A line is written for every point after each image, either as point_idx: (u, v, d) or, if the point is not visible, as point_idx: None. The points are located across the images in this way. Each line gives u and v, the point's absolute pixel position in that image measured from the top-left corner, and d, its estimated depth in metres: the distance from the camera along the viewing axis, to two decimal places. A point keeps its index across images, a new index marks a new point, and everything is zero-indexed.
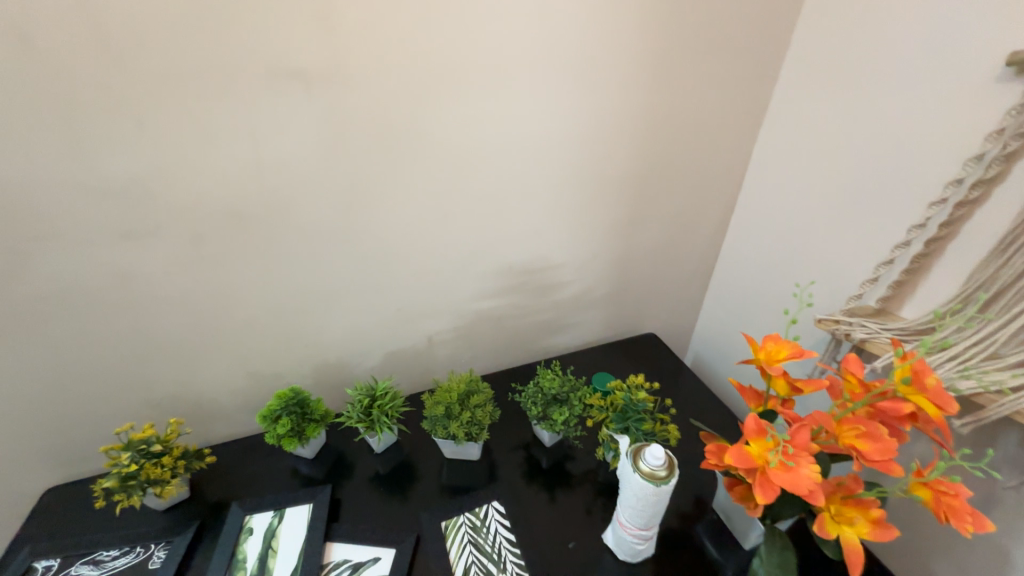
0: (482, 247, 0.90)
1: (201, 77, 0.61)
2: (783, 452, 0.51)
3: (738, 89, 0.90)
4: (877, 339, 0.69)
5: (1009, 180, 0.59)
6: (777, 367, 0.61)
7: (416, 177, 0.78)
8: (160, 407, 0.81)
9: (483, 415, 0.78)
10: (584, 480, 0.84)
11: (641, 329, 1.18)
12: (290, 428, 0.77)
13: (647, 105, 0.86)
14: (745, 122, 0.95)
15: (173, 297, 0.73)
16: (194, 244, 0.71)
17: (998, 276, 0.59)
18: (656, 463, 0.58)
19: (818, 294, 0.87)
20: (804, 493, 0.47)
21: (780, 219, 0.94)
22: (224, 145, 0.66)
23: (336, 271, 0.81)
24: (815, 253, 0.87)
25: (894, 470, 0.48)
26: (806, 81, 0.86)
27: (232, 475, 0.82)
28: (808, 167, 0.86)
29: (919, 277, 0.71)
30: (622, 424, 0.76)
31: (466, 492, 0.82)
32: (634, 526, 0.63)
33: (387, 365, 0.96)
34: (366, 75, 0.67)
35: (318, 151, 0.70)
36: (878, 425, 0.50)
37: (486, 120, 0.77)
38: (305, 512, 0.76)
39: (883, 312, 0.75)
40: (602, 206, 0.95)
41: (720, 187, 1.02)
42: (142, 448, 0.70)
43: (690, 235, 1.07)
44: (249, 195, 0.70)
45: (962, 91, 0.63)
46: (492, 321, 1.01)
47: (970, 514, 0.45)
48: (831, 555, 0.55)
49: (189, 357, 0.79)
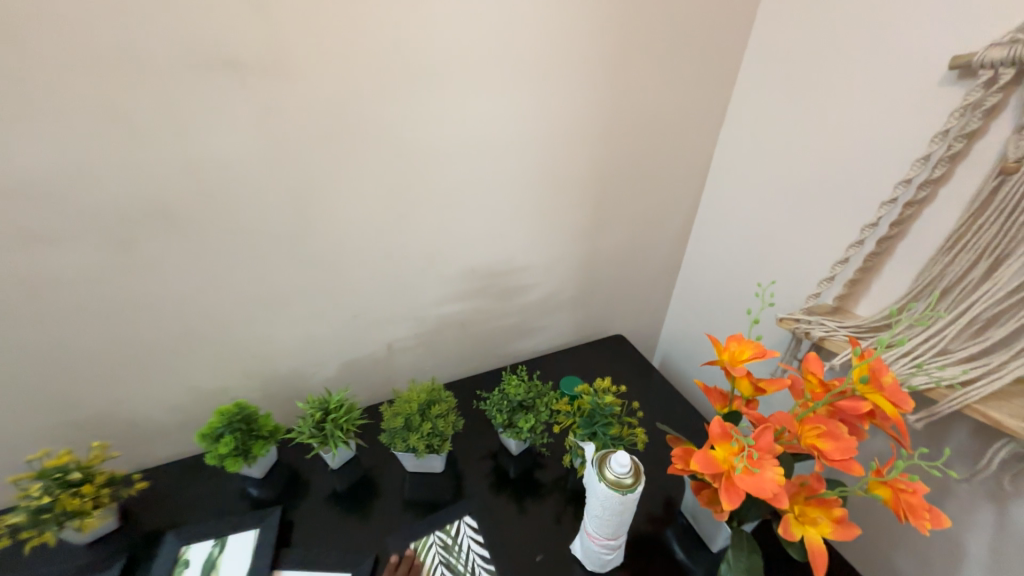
0: (444, 249, 0.87)
1: (120, 62, 0.55)
2: (747, 455, 0.50)
3: (698, 91, 0.91)
4: (834, 337, 0.70)
5: (953, 180, 0.62)
6: (741, 368, 0.61)
7: (372, 176, 0.74)
8: (82, 429, 0.72)
9: (446, 425, 0.75)
10: (552, 488, 0.82)
11: (609, 331, 1.17)
12: (234, 448, 0.71)
13: (610, 104, 0.85)
14: (705, 124, 0.96)
15: (95, 307, 0.66)
16: (119, 249, 0.64)
17: (946, 273, 0.61)
18: (622, 471, 0.56)
19: (779, 294, 0.88)
20: (769, 496, 0.46)
21: (741, 220, 0.95)
22: (152, 139, 0.60)
23: (285, 275, 0.76)
24: (774, 254, 0.88)
25: (853, 469, 0.48)
26: (762, 85, 0.87)
27: (169, 501, 0.75)
28: (766, 169, 0.88)
29: (872, 275, 0.73)
30: (589, 430, 0.74)
31: (429, 506, 0.78)
32: (601, 536, 0.61)
33: (345, 375, 0.91)
34: (313, 67, 0.63)
35: (262, 147, 0.65)
36: (838, 424, 0.50)
37: (446, 117, 0.74)
38: (250, 538, 0.70)
39: (839, 311, 0.77)
40: (567, 208, 0.94)
41: (682, 189, 1.03)
42: (58, 478, 0.63)
43: (655, 236, 1.07)
44: (183, 194, 0.64)
45: (907, 95, 0.65)
46: (457, 326, 0.97)
47: (927, 511, 0.45)
48: (796, 557, 0.55)
49: (117, 373, 0.71)
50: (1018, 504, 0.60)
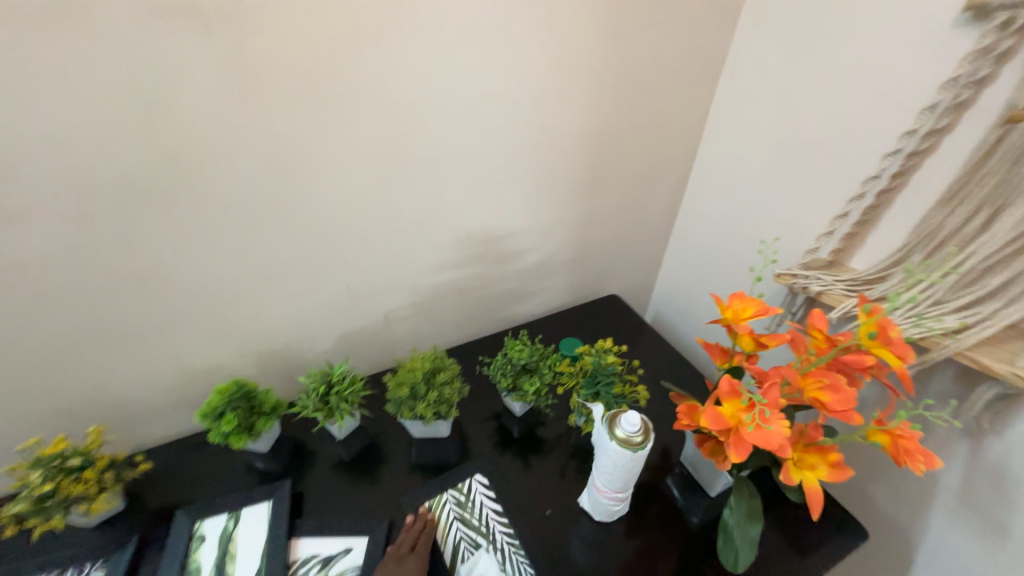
0: (438, 215, 0.84)
1: (64, 13, 0.48)
2: (755, 412, 0.51)
3: (697, 40, 0.86)
4: (831, 290, 0.71)
5: (957, 131, 0.61)
6: (744, 325, 0.62)
7: (359, 141, 0.70)
8: (73, 415, 0.70)
9: (451, 393, 0.74)
10: (556, 445, 0.84)
11: (604, 292, 1.18)
12: (237, 425, 0.70)
13: (607, 55, 0.80)
14: (703, 76, 0.92)
15: (71, 289, 0.62)
16: (87, 226, 0.59)
17: (945, 225, 0.61)
18: (632, 429, 0.57)
19: (782, 250, 0.88)
20: (775, 448, 0.48)
21: (738, 177, 0.94)
22: (111, 101, 0.54)
23: (273, 248, 0.73)
24: (771, 211, 0.88)
25: (853, 419, 0.50)
26: (763, 33, 0.83)
27: (176, 479, 0.74)
28: (765, 121, 0.86)
29: (869, 229, 0.74)
30: (593, 389, 0.75)
31: (438, 469, 0.79)
32: (610, 490, 0.63)
33: (343, 348, 0.89)
34: (286, 18, 0.57)
35: (237, 109, 0.60)
36: (840, 376, 0.51)
37: (434, 72, 0.69)
38: (263, 511, 0.70)
39: (835, 265, 0.78)
40: (562, 167, 0.91)
41: (678, 145, 1.00)
42: (57, 464, 0.61)
43: (650, 195, 1.05)
44: (153, 163, 0.59)
45: (916, 40, 0.63)
46: (454, 293, 0.96)
47: (922, 454, 0.48)
48: (795, 499, 0.58)
49: (103, 357, 0.68)
50: (993, 442, 0.64)
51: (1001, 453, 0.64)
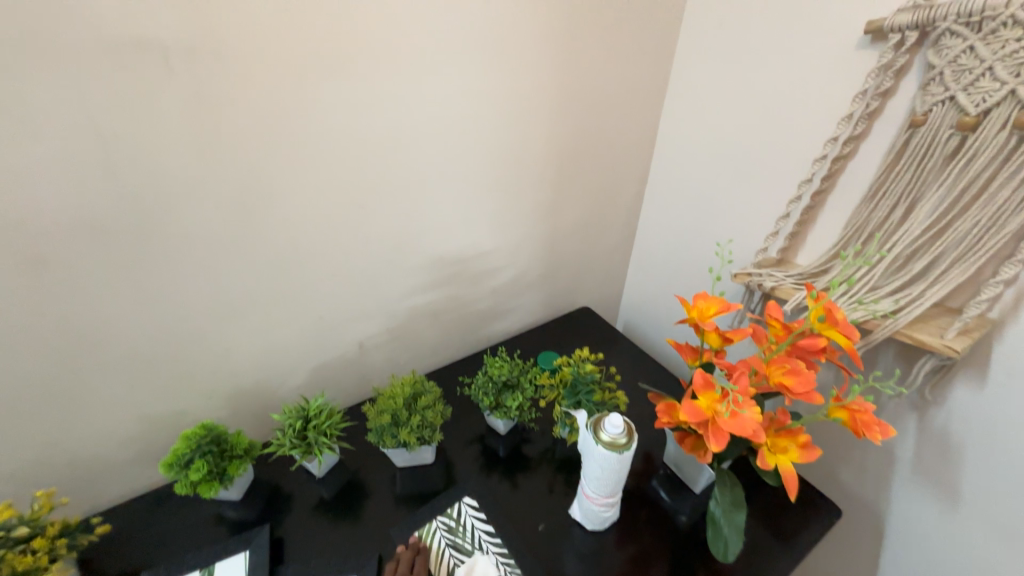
0: (409, 239, 0.85)
1: (12, 53, 0.47)
2: (728, 403, 0.54)
3: (641, 65, 0.94)
4: (783, 285, 0.77)
5: (871, 137, 0.69)
6: (709, 322, 0.66)
7: (326, 171, 0.71)
8: (16, 482, 0.63)
9: (434, 416, 0.73)
10: (542, 459, 0.85)
11: (575, 305, 1.21)
12: (207, 472, 0.66)
13: (560, 80, 0.86)
14: (649, 97, 0.99)
15: (16, 341, 0.57)
16: (34, 272, 0.55)
17: (871, 219, 0.69)
18: (616, 431, 0.59)
19: (735, 251, 0.94)
20: (750, 434, 0.51)
21: (689, 187, 1.01)
22: (61, 140, 0.52)
23: (240, 283, 0.71)
24: (722, 217, 0.95)
25: (815, 399, 0.54)
26: (697, 57, 0.92)
27: (138, 540, 0.68)
28: (708, 136, 0.93)
29: (808, 227, 0.81)
30: (574, 399, 0.76)
31: (426, 496, 0.77)
32: (600, 496, 0.64)
33: (317, 381, 0.87)
34: (248, 54, 0.58)
35: (200, 143, 0.60)
36: (799, 360, 0.56)
37: (398, 101, 0.72)
38: (240, 562, 0.66)
39: (784, 262, 0.85)
40: (526, 186, 0.94)
41: (632, 161, 1.07)
42: (1, 536, 0.55)
43: (611, 209, 1.11)
44: (107, 202, 0.57)
45: (827, 59, 0.71)
46: (428, 316, 0.95)
47: (878, 425, 0.52)
48: (773, 483, 0.61)
49: (51, 413, 0.63)
50: (936, 410, 0.71)
51: (945, 420, 0.70)
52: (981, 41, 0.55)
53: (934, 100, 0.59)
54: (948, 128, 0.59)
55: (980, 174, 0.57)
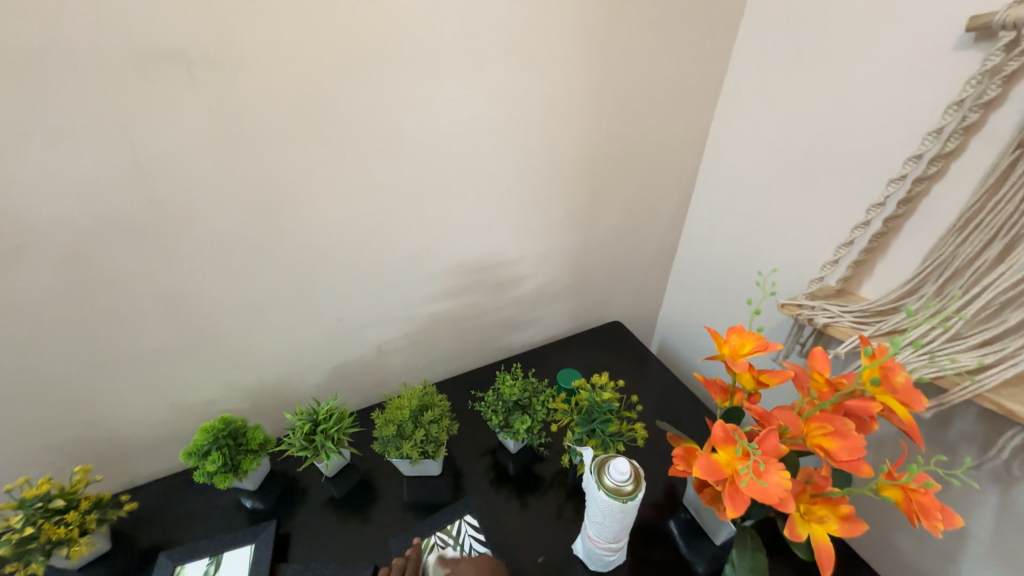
0: (430, 246, 0.83)
1: (53, 69, 0.50)
2: (751, 463, 0.47)
3: (691, 66, 0.85)
4: (838, 323, 0.67)
5: (966, 155, 0.57)
6: (743, 363, 0.58)
7: (348, 178, 0.70)
8: (64, 453, 0.70)
9: (439, 431, 0.72)
10: (553, 484, 0.81)
11: (605, 319, 1.15)
12: (222, 464, 0.69)
13: (599, 83, 0.80)
14: (699, 101, 0.90)
15: (61, 329, 0.62)
16: (76, 268, 0.60)
17: (958, 254, 0.57)
18: (622, 478, 0.54)
19: (781, 282, 0.85)
20: (775, 504, 0.44)
21: (739, 201, 0.91)
22: (97, 147, 0.55)
23: (262, 284, 0.73)
24: (775, 238, 0.85)
25: (863, 471, 0.46)
26: (758, 57, 0.82)
27: (163, 518, 0.74)
28: (765, 145, 0.83)
29: (877, 256, 0.70)
30: (587, 428, 0.71)
31: (428, 508, 0.76)
32: (602, 540, 0.59)
33: (336, 381, 0.88)
34: (271, 63, 0.58)
35: (224, 151, 0.61)
36: (846, 421, 0.47)
37: (421, 107, 0.69)
38: (245, 555, 0.68)
39: (843, 293, 0.73)
40: (557, 194, 0.89)
41: (677, 170, 0.98)
42: (41, 507, 0.61)
43: (650, 221, 1.03)
44: (139, 205, 0.60)
45: (915, 61, 0.60)
46: (448, 323, 0.94)
47: (939, 513, 0.43)
48: (803, 556, 0.53)
49: (93, 394, 0.68)
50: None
51: None
52: None
53: None
54: None
55: None
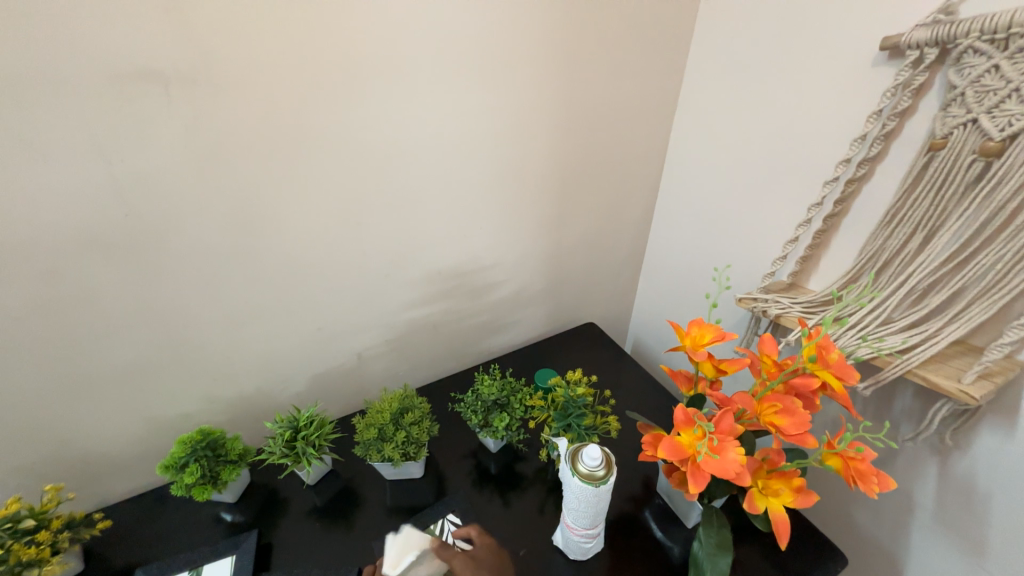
0: (407, 254, 0.85)
1: (24, 86, 0.50)
2: (709, 442, 0.51)
3: (649, 80, 0.91)
4: (789, 313, 0.72)
5: (888, 158, 0.64)
6: (702, 352, 0.63)
7: (323, 188, 0.72)
8: (32, 474, 0.68)
9: (420, 432, 0.74)
10: (534, 481, 0.83)
11: (580, 321, 1.19)
12: (200, 476, 0.69)
13: (564, 95, 0.84)
14: (658, 112, 0.97)
15: (29, 346, 0.61)
16: (46, 283, 0.59)
17: (887, 246, 0.64)
18: (594, 463, 0.57)
19: (734, 277, 0.92)
20: (732, 476, 0.48)
21: (699, 205, 0.97)
22: (71, 162, 0.55)
23: (239, 294, 0.73)
24: (733, 238, 0.91)
25: (809, 442, 0.51)
26: (709, 72, 0.89)
27: (139, 536, 0.72)
28: (719, 152, 0.90)
29: (821, 251, 0.76)
30: (563, 423, 0.75)
31: (412, 510, 0.78)
32: (580, 527, 0.62)
33: (315, 390, 0.89)
34: (246, 80, 0.60)
35: (201, 164, 0.62)
36: (793, 399, 0.52)
37: (395, 121, 0.72)
38: (226, 566, 0.68)
39: (794, 286, 0.80)
40: (528, 201, 0.93)
41: (641, 177, 1.04)
42: (9, 528, 0.59)
43: (618, 225, 1.08)
44: (113, 219, 0.60)
45: (841, 75, 0.67)
46: (427, 328, 0.96)
47: (874, 475, 0.48)
48: (762, 528, 0.57)
49: (63, 413, 0.67)
50: (959, 457, 0.64)
51: (968, 468, 0.64)
52: (1007, 60, 0.50)
53: (954, 122, 0.54)
54: (970, 153, 0.54)
55: (1005, 203, 0.52)
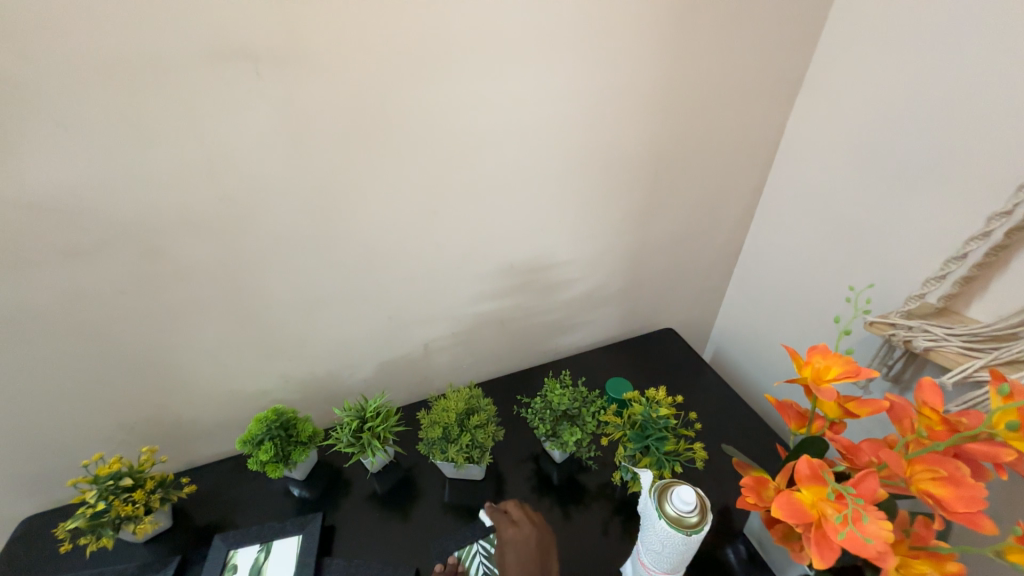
0: (480, 245, 0.81)
1: (132, 69, 0.51)
2: (843, 508, 0.41)
3: (771, 55, 0.77)
4: (944, 348, 0.59)
5: None
6: (828, 389, 0.52)
7: (402, 175, 0.69)
8: (135, 432, 0.74)
9: (485, 437, 0.71)
10: (599, 496, 0.77)
11: (658, 325, 1.09)
12: (273, 454, 0.70)
13: (671, 74, 0.74)
14: (778, 93, 0.82)
15: (134, 317, 0.65)
16: (147, 260, 0.62)
17: None
18: (685, 508, 0.49)
19: (876, 300, 0.76)
20: (871, 556, 0.38)
21: (819, 205, 0.83)
22: (169, 144, 0.56)
23: (315, 280, 0.73)
24: (865, 248, 0.76)
25: (984, 526, 0.39)
26: (854, 44, 0.73)
27: (220, 499, 0.77)
28: (855, 143, 0.74)
29: (994, 272, 0.60)
30: (641, 444, 0.67)
31: (471, 512, 0.75)
32: (659, 570, 0.55)
33: (381, 377, 0.89)
34: (332, 60, 0.57)
35: (286, 149, 0.61)
36: (961, 466, 0.41)
37: (481, 105, 0.67)
38: (293, 545, 0.69)
39: (945, 313, 0.65)
40: (615, 195, 0.84)
41: (747, 169, 0.90)
42: (111, 484, 0.65)
43: (713, 223, 0.96)
44: (206, 199, 0.61)
45: None
46: (495, 324, 0.92)
47: None
48: None
49: (160, 380, 0.72)
50: None
51: None
52: None
53: None
54: None
55: None
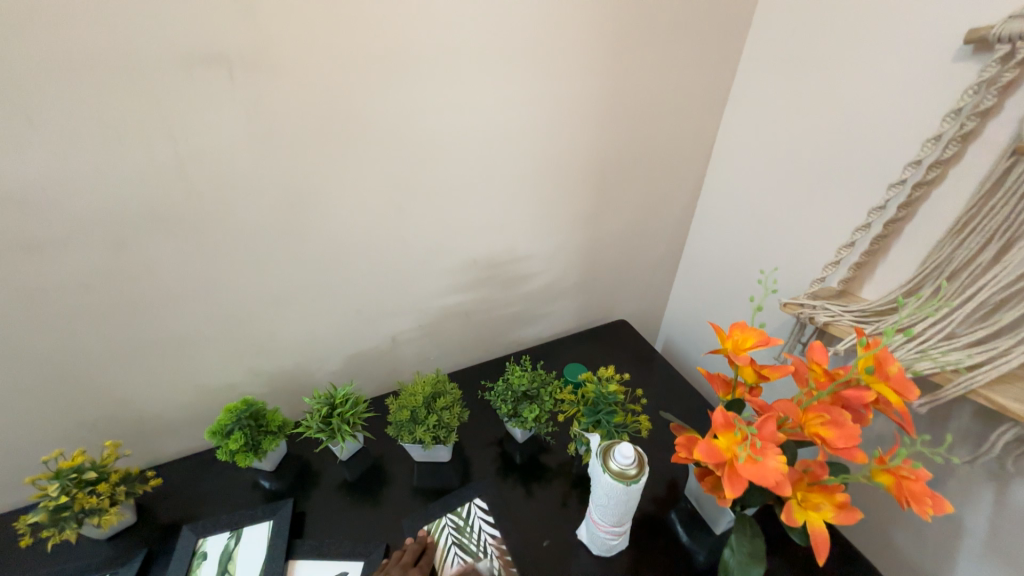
0: (444, 241, 0.86)
1: (104, 70, 0.53)
2: (751, 447, 0.49)
3: (700, 72, 0.88)
4: (839, 321, 0.70)
5: (963, 162, 0.60)
6: (744, 356, 0.60)
7: (366, 173, 0.73)
8: (97, 429, 0.74)
9: (450, 417, 0.76)
10: (559, 473, 0.83)
11: (612, 317, 1.17)
12: (243, 443, 0.72)
13: (612, 86, 0.82)
14: (708, 105, 0.93)
15: (97, 312, 0.66)
16: (115, 253, 0.63)
17: (955, 256, 0.60)
18: (625, 462, 0.57)
19: (783, 280, 0.88)
20: (771, 485, 0.46)
21: (744, 204, 0.94)
22: (141, 141, 0.58)
23: (283, 274, 0.76)
24: (781, 240, 0.87)
25: (857, 456, 0.48)
26: (766, 65, 0.85)
27: (187, 493, 0.77)
28: (772, 149, 0.86)
29: (878, 258, 0.72)
30: (593, 418, 0.74)
31: (437, 492, 0.79)
32: (606, 523, 0.62)
33: (350, 369, 0.92)
34: (298, 64, 0.61)
35: (255, 148, 0.65)
36: (842, 411, 0.50)
37: (440, 111, 0.73)
38: (265, 529, 0.72)
39: (844, 294, 0.76)
40: (567, 195, 0.92)
41: (685, 173, 1.01)
42: (74, 478, 0.65)
43: (657, 222, 1.06)
44: (176, 195, 0.63)
45: (909, 72, 0.64)
46: (459, 316, 0.97)
47: (929, 497, 0.46)
48: (800, 542, 0.55)
49: (124, 375, 0.72)
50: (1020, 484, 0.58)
51: None
52: None
53: None
54: None
55: None
